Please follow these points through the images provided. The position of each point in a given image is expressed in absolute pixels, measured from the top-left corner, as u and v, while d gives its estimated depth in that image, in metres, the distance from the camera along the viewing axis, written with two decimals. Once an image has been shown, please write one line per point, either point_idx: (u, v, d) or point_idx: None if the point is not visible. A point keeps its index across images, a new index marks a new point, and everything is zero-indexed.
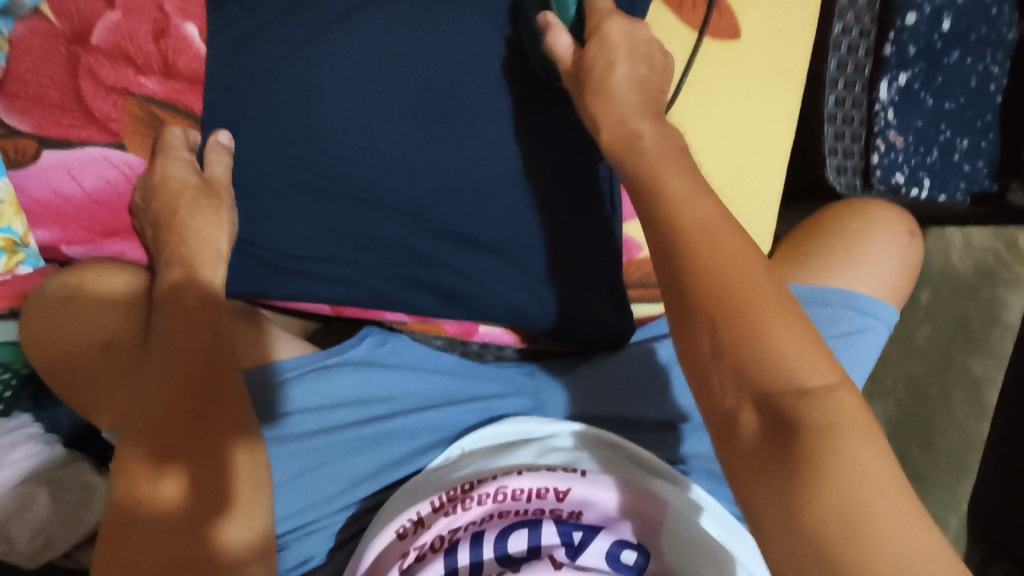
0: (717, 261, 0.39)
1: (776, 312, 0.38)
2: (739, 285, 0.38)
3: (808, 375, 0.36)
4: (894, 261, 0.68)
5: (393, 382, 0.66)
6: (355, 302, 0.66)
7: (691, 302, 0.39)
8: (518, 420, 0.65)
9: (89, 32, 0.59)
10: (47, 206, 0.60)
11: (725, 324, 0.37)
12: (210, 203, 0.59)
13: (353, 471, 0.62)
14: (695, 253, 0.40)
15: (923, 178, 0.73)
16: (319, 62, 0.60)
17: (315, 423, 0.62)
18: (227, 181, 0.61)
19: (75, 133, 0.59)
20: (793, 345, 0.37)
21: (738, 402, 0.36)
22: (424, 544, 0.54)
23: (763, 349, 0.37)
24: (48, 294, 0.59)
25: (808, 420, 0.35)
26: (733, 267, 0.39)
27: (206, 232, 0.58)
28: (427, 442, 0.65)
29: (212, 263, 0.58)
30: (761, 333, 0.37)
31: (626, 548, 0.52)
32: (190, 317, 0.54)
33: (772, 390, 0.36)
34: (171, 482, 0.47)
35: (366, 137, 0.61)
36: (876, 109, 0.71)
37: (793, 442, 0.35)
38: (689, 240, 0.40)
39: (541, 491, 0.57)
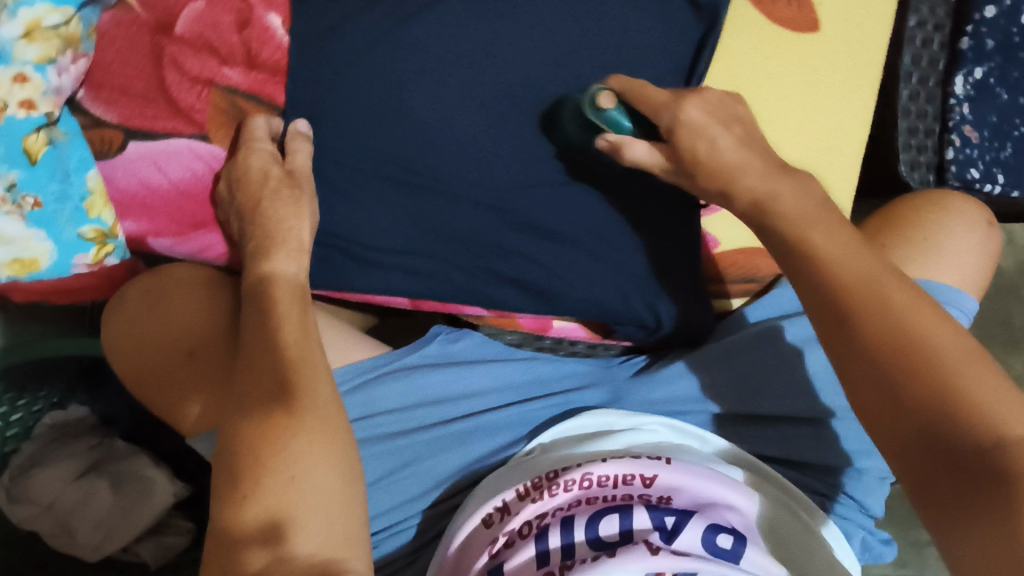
0: (898, 312, 0.43)
1: (959, 354, 0.41)
2: (930, 335, 0.42)
3: (1010, 420, 0.39)
4: (974, 250, 0.67)
5: (470, 379, 0.65)
6: (436, 296, 0.65)
7: (865, 351, 0.43)
8: (598, 412, 0.64)
9: (173, 22, 0.58)
10: (134, 197, 0.59)
11: (888, 366, 0.42)
12: (291, 193, 0.57)
13: (435, 471, 0.61)
14: (852, 305, 0.44)
15: (997, 174, 0.72)
16: (403, 53, 0.60)
17: (397, 424, 0.62)
18: (308, 172, 0.59)
19: (160, 124, 0.58)
20: (974, 384, 0.40)
21: (916, 439, 0.40)
22: (513, 530, 0.54)
23: (935, 383, 0.40)
24: (132, 297, 0.59)
25: (1008, 461, 0.37)
26: (921, 320, 0.43)
27: (287, 224, 0.56)
28: (509, 439, 0.64)
29: (290, 255, 0.56)
30: (936, 372, 0.41)
31: (721, 534, 0.51)
32: (269, 307, 0.53)
33: (955, 428, 0.39)
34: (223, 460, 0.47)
35: (448, 127, 0.61)
36: (951, 103, 0.70)
37: (987, 472, 0.37)
38: (852, 295, 0.45)
39: (628, 477, 0.56)
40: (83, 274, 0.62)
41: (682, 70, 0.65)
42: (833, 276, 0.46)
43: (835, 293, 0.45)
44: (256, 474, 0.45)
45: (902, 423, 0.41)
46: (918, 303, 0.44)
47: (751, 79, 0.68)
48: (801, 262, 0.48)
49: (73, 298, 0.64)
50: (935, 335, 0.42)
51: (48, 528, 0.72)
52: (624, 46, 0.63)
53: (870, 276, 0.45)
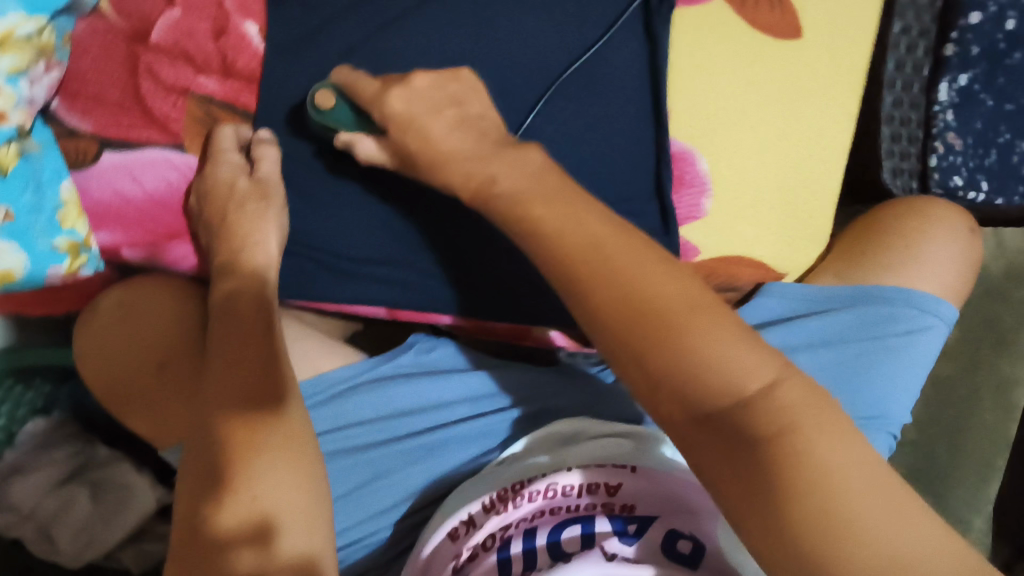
0: (625, 278, 0.42)
1: (687, 306, 0.41)
2: (645, 295, 0.41)
3: (747, 374, 0.38)
4: (956, 258, 0.67)
5: (442, 390, 0.66)
6: (411, 305, 0.65)
7: (619, 332, 0.41)
8: (572, 420, 0.64)
9: (148, 29, 0.58)
10: (110, 208, 0.59)
11: (647, 337, 0.40)
12: (258, 203, 0.58)
13: (408, 483, 0.61)
14: (602, 286, 0.42)
15: (981, 181, 0.72)
16: (378, 59, 0.59)
17: (370, 435, 0.62)
18: (277, 181, 0.59)
19: (135, 134, 0.58)
20: (717, 341, 0.39)
21: (682, 413, 0.39)
22: (476, 543, 0.53)
23: (686, 354, 0.39)
24: (104, 310, 0.59)
25: (757, 418, 0.37)
26: (646, 280, 0.42)
27: (255, 236, 0.57)
28: (483, 448, 0.64)
29: (262, 267, 0.57)
30: (682, 342, 0.39)
31: (681, 539, 0.51)
32: (235, 314, 0.53)
33: (708, 394, 0.38)
34: (190, 465, 0.47)
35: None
36: (934, 110, 0.70)
37: (740, 433, 0.37)
38: (585, 269, 0.43)
39: (592, 486, 0.56)
40: (55, 283, 0.59)
41: (660, 78, 0.65)
42: (573, 258, 0.44)
43: (586, 273, 0.43)
44: (227, 477, 0.45)
45: (669, 398, 0.39)
46: (647, 264, 0.43)
47: (732, 85, 0.67)
48: (543, 242, 0.46)
49: (51, 308, 0.63)
50: (664, 298, 0.41)
51: (28, 535, 0.71)
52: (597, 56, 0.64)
53: (606, 244, 0.44)
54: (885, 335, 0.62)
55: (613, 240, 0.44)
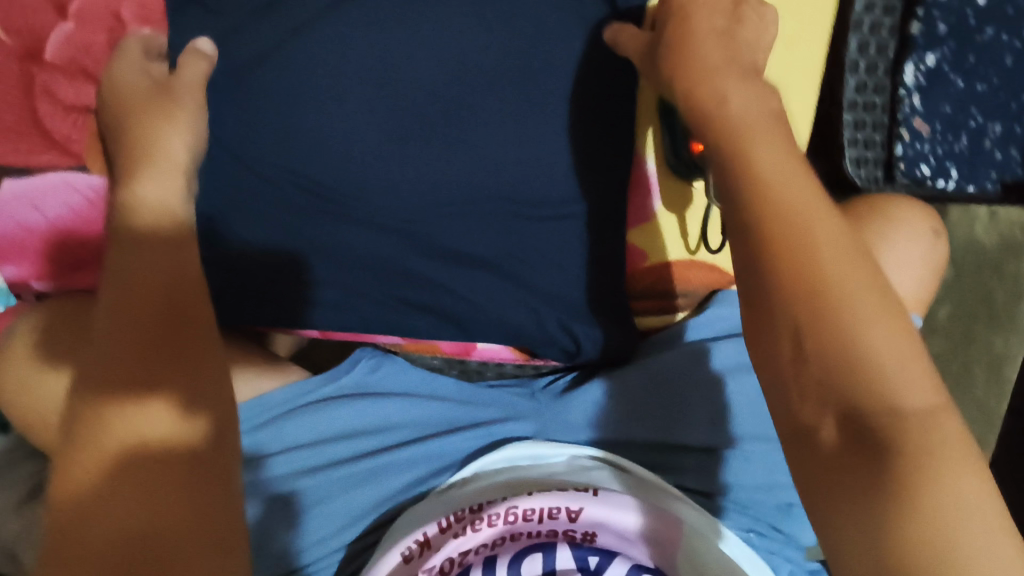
0: (832, 282, 0.35)
1: (869, 313, 0.35)
2: (832, 282, 0.35)
3: (902, 389, 0.34)
4: (919, 264, 0.63)
5: (386, 410, 0.63)
6: (343, 326, 0.62)
7: (768, 336, 0.36)
8: (524, 444, 0.63)
9: (41, 47, 0.54)
10: (12, 239, 0.56)
11: (828, 357, 0.35)
12: (163, 101, 0.50)
13: (350, 508, 0.59)
14: (799, 265, 0.36)
15: (950, 169, 0.67)
16: (287, 69, 0.55)
17: (307, 458, 0.60)
18: (188, 88, 0.52)
19: (35, 159, 0.55)
20: (897, 366, 0.34)
21: (835, 435, 0.34)
22: (433, 567, 0.51)
23: (863, 381, 0.34)
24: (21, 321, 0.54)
25: (899, 436, 0.33)
26: (844, 278, 0.36)
27: (162, 138, 0.48)
28: (429, 471, 0.62)
29: (177, 187, 0.45)
30: (865, 374, 0.34)
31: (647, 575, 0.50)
32: (150, 252, 0.41)
33: (869, 406, 0.34)
34: (168, 418, 0.35)
35: (344, 144, 0.57)
36: (900, 93, 0.65)
37: (885, 472, 0.33)
38: (784, 247, 0.36)
39: (553, 511, 0.55)
40: None
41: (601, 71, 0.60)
42: (786, 242, 0.36)
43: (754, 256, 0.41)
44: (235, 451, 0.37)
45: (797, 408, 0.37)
46: (844, 253, 0.36)
47: None
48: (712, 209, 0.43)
49: None
50: (857, 294, 0.35)
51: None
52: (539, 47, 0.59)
53: (810, 211, 0.37)
54: None
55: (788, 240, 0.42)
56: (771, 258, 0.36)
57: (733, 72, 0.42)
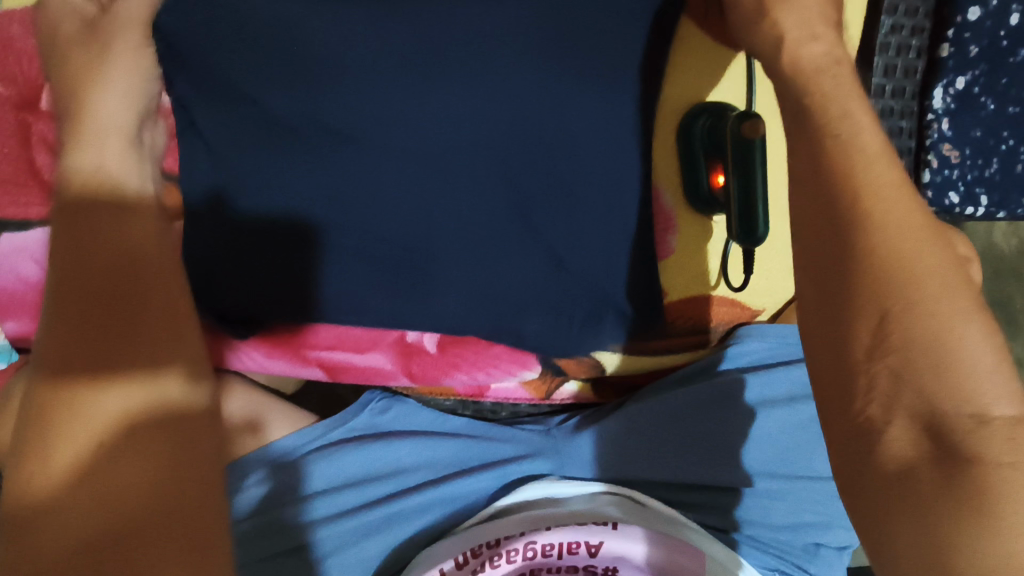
0: (911, 270, 0.31)
1: (954, 311, 0.31)
2: (908, 257, 0.32)
3: (992, 397, 0.30)
4: None
5: (398, 453, 0.62)
6: (358, 368, 0.61)
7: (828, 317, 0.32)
8: (538, 485, 0.61)
9: (37, 96, 0.52)
10: (12, 295, 0.54)
11: (906, 353, 0.30)
12: (92, 46, 0.44)
13: (364, 557, 0.58)
14: (873, 246, 0.32)
15: (980, 196, 0.65)
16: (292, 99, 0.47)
17: (318, 505, 0.58)
18: (116, 22, 0.45)
19: (33, 212, 0.54)
20: (983, 363, 0.30)
21: (906, 442, 0.30)
22: None
23: (945, 383, 0.30)
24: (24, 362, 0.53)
25: (981, 448, 0.29)
26: (927, 270, 0.31)
27: (91, 99, 0.42)
28: (442, 514, 0.60)
29: (123, 154, 0.42)
30: (949, 375, 0.30)
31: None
32: (112, 217, 0.39)
33: (948, 403, 0.30)
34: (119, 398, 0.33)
35: (357, 173, 0.49)
36: (929, 117, 0.63)
37: (957, 482, 0.28)
38: (854, 219, 0.32)
39: (572, 546, 0.55)
40: None
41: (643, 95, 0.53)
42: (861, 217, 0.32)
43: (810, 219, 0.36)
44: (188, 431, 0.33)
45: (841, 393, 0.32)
46: (926, 240, 0.32)
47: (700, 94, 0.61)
48: None
49: None
50: (937, 286, 0.31)
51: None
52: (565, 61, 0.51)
53: (898, 200, 0.33)
54: None
55: None
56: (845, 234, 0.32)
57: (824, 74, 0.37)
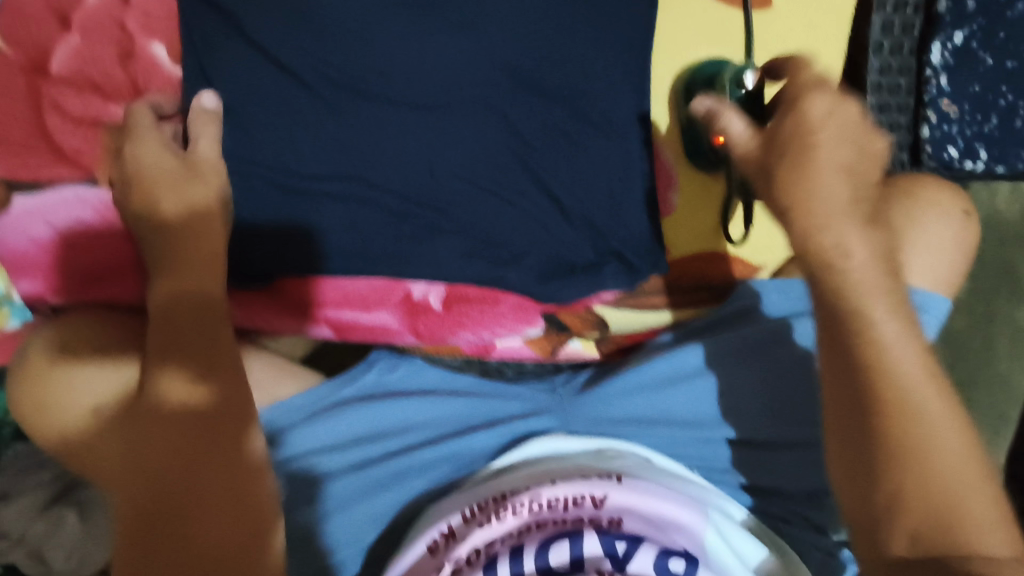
0: (937, 476, 0.43)
1: (970, 493, 0.43)
2: (923, 416, 0.44)
3: (973, 508, 0.42)
4: (950, 247, 0.61)
5: (407, 410, 0.63)
6: (366, 327, 0.62)
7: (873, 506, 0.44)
8: (544, 439, 0.62)
9: (47, 60, 0.53)
10: (27, 255, 0.56)
11: (900, 450, 0.44)
12: (190, 178, 0.52)
13: (376, 510, 0.59)
14: (901, 412, 0.44)
15: (979, 150, 0.65)
16: (325, 70, 0.54)
17: (327, 459, 0.60)
18: (215, 160, 0.53)
19: (45, 173, 0.54)
20: (957, 463, 0.43)
21: (906, 545, 0.43)
22: (460, 557, 0.52)
23: (935, 481, 0.43)
24: (40, 332, 0.55)
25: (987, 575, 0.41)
26: (953, 476, 0.43)
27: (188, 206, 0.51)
28: (449, 470, 0.62)
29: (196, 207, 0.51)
30: (938, 476, 0.43)
31: (674, 558, 0.51)
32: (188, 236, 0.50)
33: (942, 503, 0.43)
34: (169, 388, 0.46)
35: (372, 134, 0.56)
36: (928, 73, 0.63)
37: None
38: (877, 375, 0.45)
39: (578, 499, 0.56)
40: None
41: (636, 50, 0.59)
42: (873, 351, 0.45)
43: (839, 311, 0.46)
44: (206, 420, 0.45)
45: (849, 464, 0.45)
46: (944, 413, 0.44)
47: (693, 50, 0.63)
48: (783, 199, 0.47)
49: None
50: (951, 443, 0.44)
51: (22, 560, 0.72)
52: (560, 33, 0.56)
53: (919, 367, 0.45)
54: None
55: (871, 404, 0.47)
56: (863, 364, 0.45)
57: (846, 220, 0.46)
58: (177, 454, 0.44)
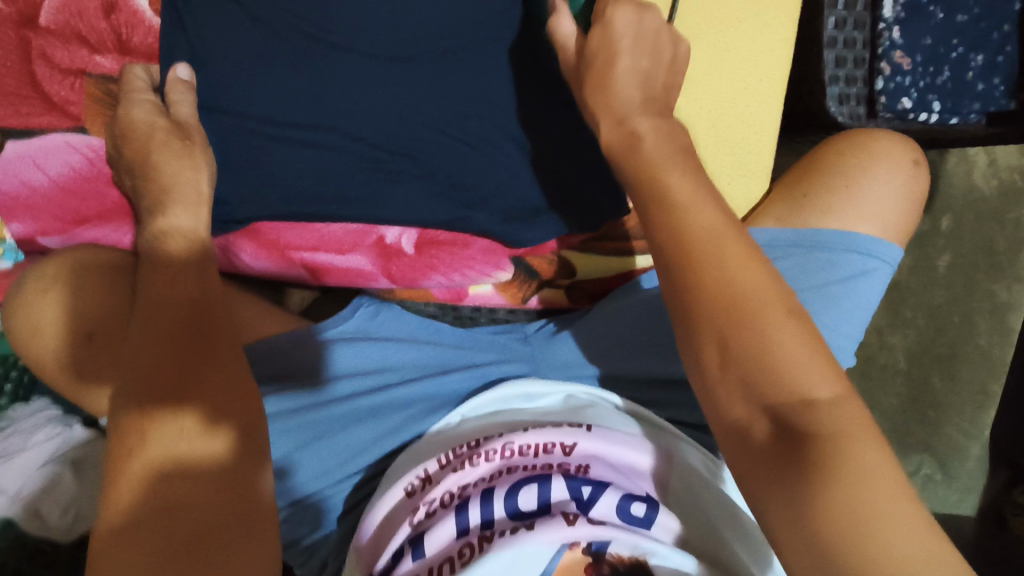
0: (755, 320, 0.37)
1: (789, 341, 0.37)
2: (737, 281, 0.38)
3: (810, 382, 0.36)
4: (898, 196, 0.63)
5: (387, 352, 0.64)
6: (340, 271, 0.64)
7: (704, 374, 0.39)
8: (517, 384, 0.64)
9: (36, 13, 0.56)
10: (17, 199, 0.59)
11: (731, 319, 0.38)
12: (182, 142, 0.55)
13: (350, 442, 0.60)
14: (697, 263, 0.39)
15: (933, 102, 0.67)
16: (300, 26, 0.58)
17: (311, 399, 0.61)
18: (196, 122, 0.57)
19: (36, 121, 0.57)
20: (780, 320, 0.38)
21: (746, 414, 0.37)
22: (434, 499, 0.54)
23: (762, 344, 0.37)
24: (30, 281, 0.57)
25: (813, 427, 0.35)
26: (767, 317, 0.38)
27: (184, 175, 0.53)
28: (422, 410, 0.63)
29: (190, 203, 0.53)
30: (764, 344, 0.37)
31: (635, 501, 0.52)
32: (180, 271, 0.48)
33: (777, 372, 0.36)
34: (176, 425, 0.41)
35: (343, 87, 0.59)
36: (880, 28, 0.67)
37: (797, 459, 0.35)
38: (683, 235, 0.40)
39: (549, 446, 0.56)
40: None
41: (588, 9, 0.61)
42: (676, 215, 0.41)
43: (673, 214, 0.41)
44: (235, 458, 0.42)
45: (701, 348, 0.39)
46: (749, 263, 0.39)
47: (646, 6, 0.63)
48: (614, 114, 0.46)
49: None
50: (759, 289, 0.38)
51: (18, 516, 0.69)
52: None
53: (719, 225, 0.40)
54: (824, 283, 0.61)
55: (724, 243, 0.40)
56: (673, 229, 0.40)
57: (639, 114, 0.46)
58: (190, 497, 0.39)
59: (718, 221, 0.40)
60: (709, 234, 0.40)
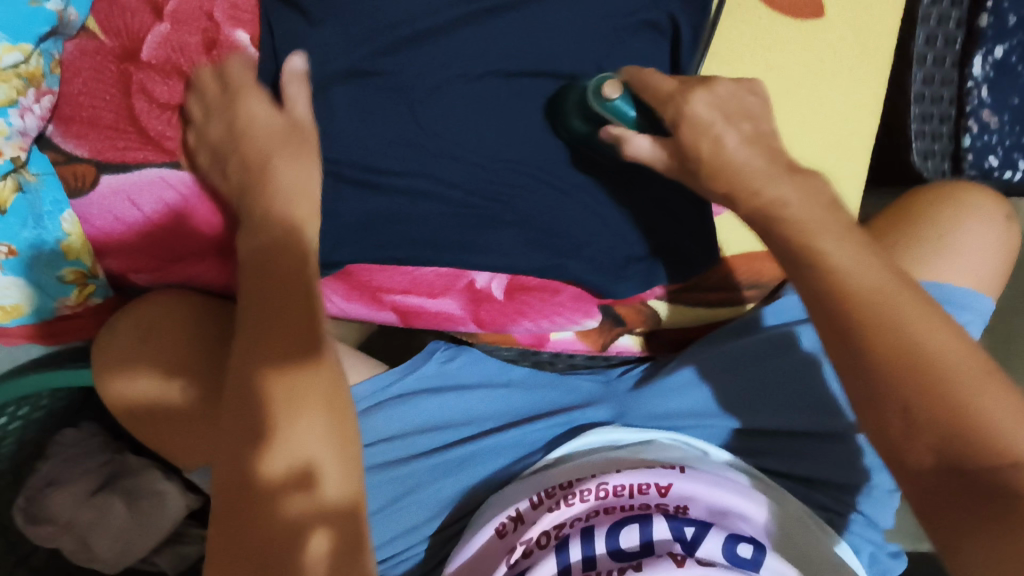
0: (955, 384, 0.39)
1: (978, 387, 0.39)
2: (923, 347, 0.40)
3: (1022, 443, 0.38)
4: (991, 248, 0.63)
5: (469, 403, 0.63)
6: (426, 314, 0.65)
7: (893, 439, 0.40)
8: (603, 429, 0.62)
9: (138, 47, 0.55)
10: (111, 235, 0.58)
11: (914, 383, 0.39)
12: (298, 142, 0.52)
13: (440, 496, 0.59)
14: (879, 322, 0.41)
15: (1018, 159, 0.69)
16: (404, 67, 0.57)
17: (399, 450, 0.60)
18: (310, 119, 0.54)
19: (132, 156, 0.56)
20: (966, 379, 0.39)
21: (930, 459, 0.39)
22: (530, 540, 0.52)
23: (953, 402, 0.39)
24: (119, 330, 0.57)
25: (1022, 482, 0.37)
26: (967, 381, 0.39)
27: (299, 180, 0.51)
28: (509, 459, 0.62)
29: (304, 201, 0.50)
30: (955, 399, 0.39)
31: (742, 542, 0.50)
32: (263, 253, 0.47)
33: (976, 439, 0.38)
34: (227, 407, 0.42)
35: (443, 124, 0.58)
36: (967, 87, 0.66)
37: (990, 501, 0.37)
38: (864, 311, 0.41)
39: (643, 486, 0.54)
40: (68, 315, 0.61)
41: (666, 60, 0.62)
42: (823, 276, 0.43)
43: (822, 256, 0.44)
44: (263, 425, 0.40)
45: (889, 415, 0.40)
46: (934, 328, 0.41)
47: (737, 67, 0.64)
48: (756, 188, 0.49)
49: (59, 341, 0.63)
50: (948, 353, 0.40)
51: (68, 546, 0.66)
52: (613, 36, 0.60)
53: (882, 285, 0.42)
54: None
55: (902, 296, 0.42)
56: (859, 285, 0.42)
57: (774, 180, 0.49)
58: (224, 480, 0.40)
59: (875, 279, 0.42)
60: (883, 298, 0.42)
